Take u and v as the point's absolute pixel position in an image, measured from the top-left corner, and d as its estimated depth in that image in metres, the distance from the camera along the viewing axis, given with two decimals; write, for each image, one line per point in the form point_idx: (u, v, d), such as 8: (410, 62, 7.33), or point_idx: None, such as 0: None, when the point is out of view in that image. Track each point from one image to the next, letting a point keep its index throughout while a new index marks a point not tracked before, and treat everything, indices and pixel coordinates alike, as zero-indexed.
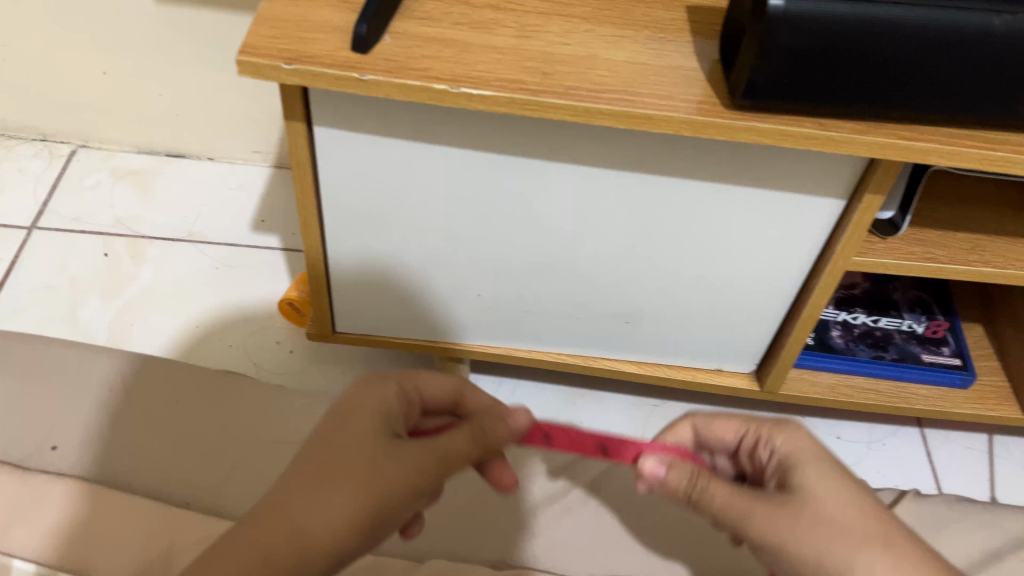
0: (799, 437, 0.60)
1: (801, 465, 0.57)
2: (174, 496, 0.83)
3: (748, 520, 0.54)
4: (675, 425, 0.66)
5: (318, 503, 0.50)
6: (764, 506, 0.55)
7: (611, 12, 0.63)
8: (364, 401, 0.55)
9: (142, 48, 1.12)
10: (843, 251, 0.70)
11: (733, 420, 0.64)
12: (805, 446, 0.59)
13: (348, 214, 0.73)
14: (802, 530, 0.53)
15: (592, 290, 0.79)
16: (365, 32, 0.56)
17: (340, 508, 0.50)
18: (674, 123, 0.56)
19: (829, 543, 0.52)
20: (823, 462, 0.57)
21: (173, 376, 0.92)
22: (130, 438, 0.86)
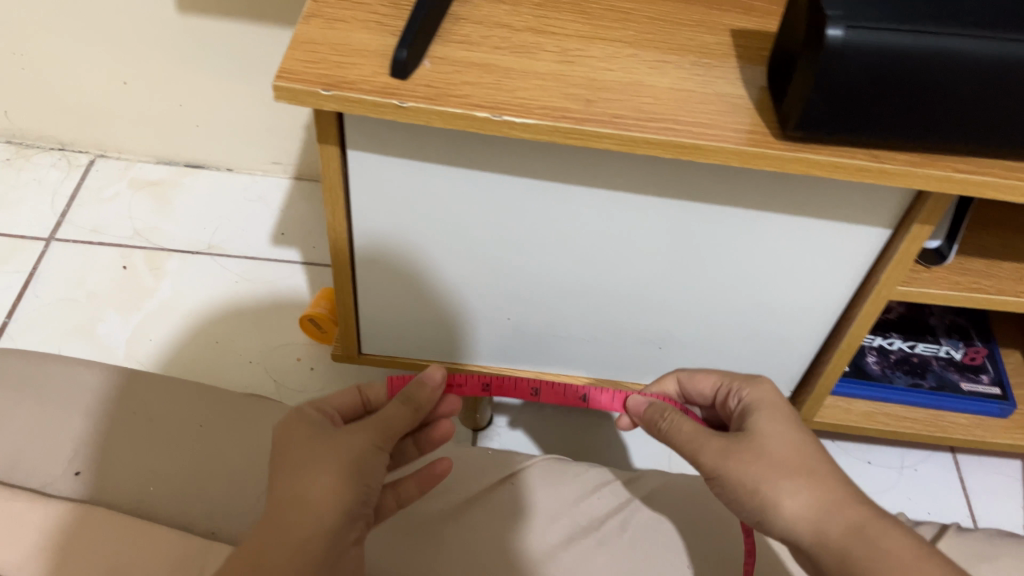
0: (768, 391, 0.66)
1: (758, 413, 0.63)
2: (194, 523, 0.71)
3: (699, 452, 0.62)
4: (662, 379, 0.75)
5: (296, 482, 0.56)
6: (712, 439, 0.62)
7: (654, 36, 0.61)
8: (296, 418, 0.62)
9: (163, 58, 1.10)
10: (887, 280, 0.68)
11: (711, 373, 0.71)
12: (763, 394, 0.65)
13: (378, 237, 0.72)
14: (742, 461, 0.60)
15: (626, 315, 0.77)
16: (405, 57, 0.54)
17: (318, 482, 0.56)
18: (723, 153, 0.55)
19: (766, 472, 0.59)
20: (776, 412, 0.63)
21: (191, 390, 0.81)
22: (139, 458, 0.74)
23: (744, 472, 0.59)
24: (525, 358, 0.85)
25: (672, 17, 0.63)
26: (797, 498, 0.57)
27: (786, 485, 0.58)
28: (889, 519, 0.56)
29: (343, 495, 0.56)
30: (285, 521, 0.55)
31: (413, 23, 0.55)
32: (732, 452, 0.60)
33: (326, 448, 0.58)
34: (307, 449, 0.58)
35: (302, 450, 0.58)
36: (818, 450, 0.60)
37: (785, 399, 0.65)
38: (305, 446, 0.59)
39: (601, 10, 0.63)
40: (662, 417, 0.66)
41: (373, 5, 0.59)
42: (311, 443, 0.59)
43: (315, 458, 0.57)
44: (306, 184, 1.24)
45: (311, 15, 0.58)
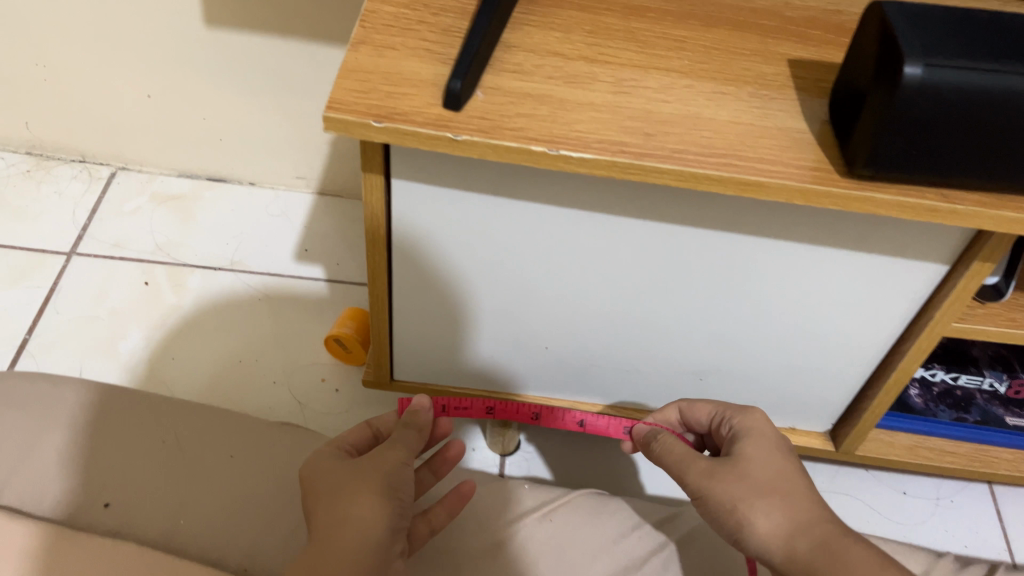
0: (756, 418, 0.68)
1: (741, 439, 0.65)
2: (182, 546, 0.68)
3: (686, 472, 0.64)
4: (665, 409, 0.76)
5: (338, 506, 0.60)
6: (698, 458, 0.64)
7: (711, 65, 0.59)
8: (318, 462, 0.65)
9: (188, 72, 1.09)
10: (942, 317, 0.66)
11: (710, 403, 0.72)
12: (754, 421, 0.67)
13: (417, 267, 0.70)
14: (727, 482, 0.62)
15: (666, 345, 0.76)
16: (459, 89, 0.52)
17: (357, 501, 0.60)
18: (787, 191, 0.53)
19: (748, 493, 0.61)
20: (764, 438, 0.65)
21: (219, 416, 0.80)
22: (126, 480, 0.72)
23: (726, 492, 0.61)
24: (560, 386, 0.84)
25: (727, 45, 0.61)
26: (772, 518, 0.60)
27: (762, 506, 0.60)
28: (851, 536, 0.59)
29: (384, 508, 0.60)
30: (337, 539, 0.58)
31: (467, 52, 0.54)
32: (717, 473, 0.62)
33: (355, 472, 0.62)
34: (335, 478, 0.62)
35: (331, 480, 0.62)
36: (801, 474, 0.63)
37: (776, 428, 0.67)
38: (334, 477, 0.63)
39: (655, 37, 0.61)
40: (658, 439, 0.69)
41: (422, 31, 0.57)
42: (341, 472, 0.63)
43: (349, 483, 0.62)
44: (328, 199, 1.23)
45: (359, 41, 0.56)
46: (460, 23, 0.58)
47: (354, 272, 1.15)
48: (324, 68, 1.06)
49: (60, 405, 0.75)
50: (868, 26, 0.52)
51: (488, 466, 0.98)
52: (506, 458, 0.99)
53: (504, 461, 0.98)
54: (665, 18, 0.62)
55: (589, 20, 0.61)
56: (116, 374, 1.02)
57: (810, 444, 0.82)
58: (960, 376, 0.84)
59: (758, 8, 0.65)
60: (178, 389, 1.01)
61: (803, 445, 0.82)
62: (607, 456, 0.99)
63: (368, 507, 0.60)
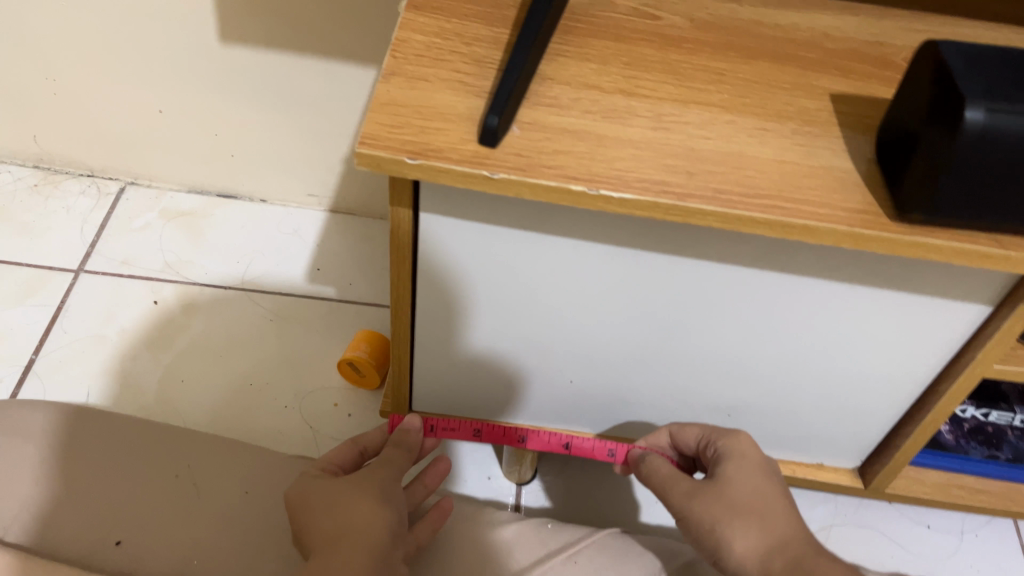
0: (743, 441, 0.69)
1: (726, 460, 0.67)
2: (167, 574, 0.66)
3: (670, 493, 0.67)
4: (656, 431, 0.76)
5: (337, 515, 0.63)
6: (681, 482, 0.67)
7: (751, 100, 0.57)
8: (307, 486, 0.67)
9: (200, 87, 1.07)
10: (983, 359, 0.64)
11: (695, 427, 0.73)
12: (740, 443, 0.68)
13: (442, 300, 0.68)
14: (706, 504, 0.64)
15: (694, 380, 0.74)
16: (497, 125, 0.50)
17: (356, 509, 0.64)
18: (835, 235, 0.51)
19: (726, 515, 0.63)
20: (750, 460, 0.67)
21: (231, 452, 0.78)
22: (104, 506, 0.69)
23: (705, 514, 0.64)
24: (581, 418, 0.82)
25: (768, 77, 0.59)
26: (748, 540, 0.62)
27: (738, 528, 0.62)
28: (829, 556, 0.61)
29: (382, 515, 0.64)
30: (340, 545, 0.61)
31: (505, 86, 0.52)
32: (697, 494, 0.65)
33: (349, 486, 0.66)
34: (330, 492, 0.65)
35: (326, 494, 0.65)
36: (779, 497, 0.65)
37: (761, 450, 0.69)
38: (327, 491, 0.66)
39: (693, 69, 0.59)
40: (646, 461, 0.71)
41: (455, 62, 0.56)
42: (334, 487, 0.66)
43: (346, 495, 0.65)
44: (340, 217, 1.22)
45: (390, 72, 0.54)
46: (493, 53, 0.56)
47: (366, 292, 1.14)
48: (341, 86, 1.04)
49: (28, 426, 0.72)
50: (921, 64, 0.50)
51: (503, 496, 0.95)
52: (523, 487, 0.97)
53: (520, 490, 0.96)
54: (702, 49, 0.60)
55: (625, 51, 0.59)
56: (125, 396, 1.00)
57: (838, 481, 0.80)
58: (991, 412, 0.82)
59: (795, 39, 0.63)
60: (187, 412, 0.99)
61: (831, 482, 0.80)
62: (624, 487, 0.97)
63: (367, 515, 0.64)
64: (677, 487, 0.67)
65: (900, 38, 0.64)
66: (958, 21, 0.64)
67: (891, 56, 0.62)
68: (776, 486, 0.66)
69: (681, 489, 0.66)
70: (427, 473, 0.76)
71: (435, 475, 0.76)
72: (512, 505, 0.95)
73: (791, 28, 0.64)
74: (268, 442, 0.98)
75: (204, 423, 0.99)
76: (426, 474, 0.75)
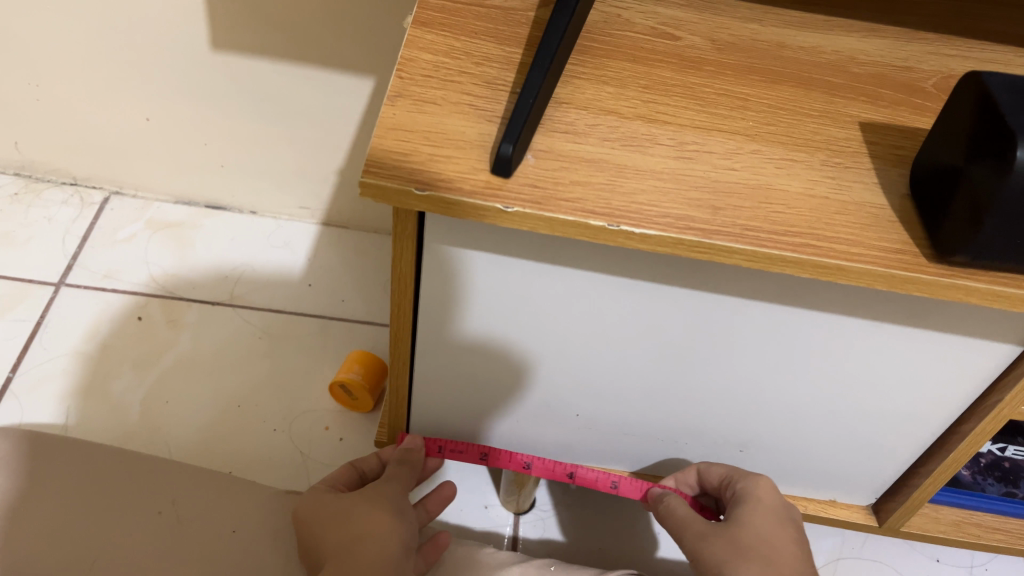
0: (765, 486, 0.69)
1: (745, 502, 0.68)
2: None
3: (683, 533, 0.67)
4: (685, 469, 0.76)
5: (351, 527, 0.65)
6: (698, 518, 0.67)
7: (778, 128, 0.54)
8: (318, 502, 0.69)
9: (189, 96, 1.03)
10: (1012, 401, 0.61)
11: (722, 466, 0.73)
12: (761, 493, 0.68)
13: (444, 332, 0.64)
14: (718, 544, 0.65)
15: (707, 416, 0.70)
16: (511, 154, 0.47)
17: (370, 524, 0.66)
18: (870, 276, 0.48)
19: (732, 555, 0.63)
20: (768, 509, 0.67)
21: (214, 485, 0.74)
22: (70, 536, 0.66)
23: (716, 553, 0.64)
24: (586, 448, 0.78)
25: (794, 104, 0.56)
26: None
27: (744, 565, 0.62)
28: None
29: (395, 532, 0.66)
30: (354, 558, 0.63)
31: (520, 111, 0.48)
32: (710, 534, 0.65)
33: (364, 498, 0.68)
34: (343, 505, 0.68)
35: (340, 507, 0.67)
36: (792, 544, 0.65)
37: (781, 499, 0.69)
38: (339, 505, 0.68)
39: (715, 94, 0.56)
40: (663, 501, 0.70)
41: (464, 83, 0.52)
42: (345, 500, 0.68)
43: (361, 507, 0.67)
44: (334, 230, 1.19)
45: (395, 94, 0.51)
46: (505, 74, 0.53)
47: (359, 309, 1.11)
48: (337, 95, 1.01)
49: None
50: (964, 95, 0.47)
51: (499, 526, 0.93)
52: (520, 517, 0.94)
53: (518, 520, 0.94)
54: (724, 72, 0.57)
55: (643, 73, 0.56)
56: (108, 416, 0.97)
57: (852, 518, 0.77)
58: (1007, 447, 0.80)
59: (819, 62, 0.59)
60: (173, 434, 0.96)
61: (844, 519, 0.77)
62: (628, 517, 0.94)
63: (381, 530, 0.66)
64: (692, 522, 0.67)
65: (929, 62, 0.60)
66: (990, 46, 0.61)
67: (920, 82, 0.58)
68: (790, 534, 0.66)
69: (697, 527, 0.67)
70: (429, 498, 0.78)
71: (436, 501, 0.78)
72: (510, 535, 0.93)
73: (813, 51, 0.60)
74: (256, 467, 0.95)
75: (191, 446, 0.96)
76: (428, 500, 0.78)
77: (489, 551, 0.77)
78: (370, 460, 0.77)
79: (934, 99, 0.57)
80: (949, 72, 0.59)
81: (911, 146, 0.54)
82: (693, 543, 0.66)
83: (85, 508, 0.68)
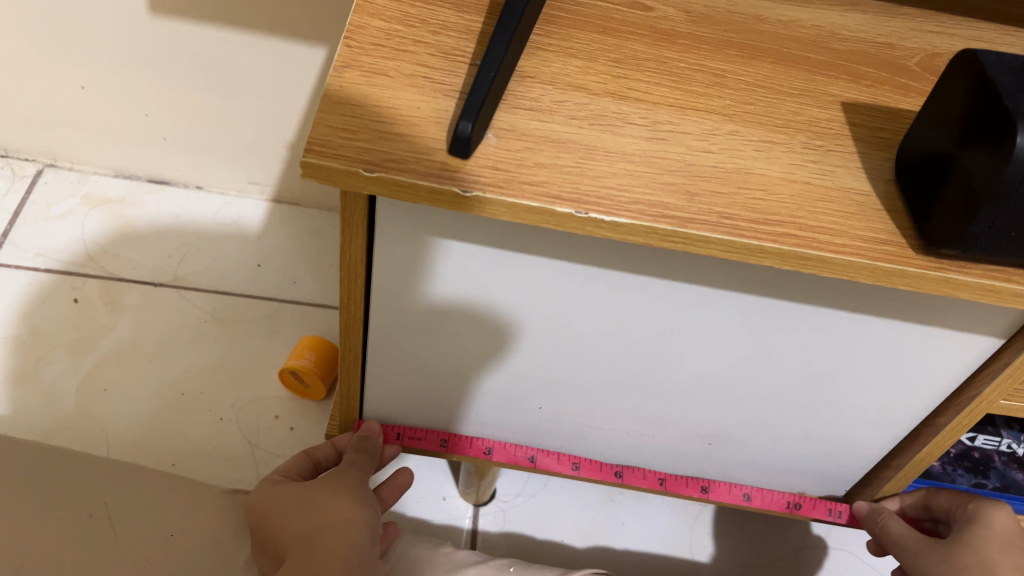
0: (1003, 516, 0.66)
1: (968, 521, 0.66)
2: None
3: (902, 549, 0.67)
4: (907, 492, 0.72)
5: (312, 513, 0.62)
6: (915, 536, 0.67)
7: (756, 107, 0.51)
8: (277, 495, 0.65)
9: (125, 65, 0.97)
10: (990, 395, 0.58)
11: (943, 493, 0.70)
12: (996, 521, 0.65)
13: (399, 320, 0.60)
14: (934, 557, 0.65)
15: (675, 410, 0.67)
16: (470, 133, 0.43)
17: (332, 507, 0.63)
18: (855, 268, 0.45)
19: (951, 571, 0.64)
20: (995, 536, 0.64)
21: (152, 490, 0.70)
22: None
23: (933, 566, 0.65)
24: (554, 448, 0.76)
25: (773, 81, 0.52)
26: None
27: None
28: None
29: (362, 515, 0.63)
30: (318, 545, 0.60)
31: (480, 86, 0.44)
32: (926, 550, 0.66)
33: (321, 483, 0.65)
34: (300, 493, 0.65)
35: (297, 495, 0.64)
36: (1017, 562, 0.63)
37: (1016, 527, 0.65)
38: (296, 494, 0.65)
39: (690, 69, 0.52)
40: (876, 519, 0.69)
41: (419, 54, 0.48)
42: (305, 490, 0.65)
43: (320, 492, 0.64)
44: (285, 208, 1.14)
45: (343, 64, 0.46)
46: (464, 45, 0.48)
47: (311, 291, 1.08)
48: (287, 66, 0.95)
49: None
50: (959, 76, 0.44)
51: (458, 518, 0.93)
52: (479, 509, 0.95)
53: (477, 512, 0.94)
54: (699, 47, 0.53)
55: (613, 46, 0.52)
56: (41, 408, 0.93)
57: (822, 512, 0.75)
58: (977, 437, 0.79)
59: (799, 37, 0.55)
60: (112, 426, 0.93)
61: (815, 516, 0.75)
62: (592, 508, 0.96)
63: (344, 512, 0.62)
64: (907, 539, 0.67)
65: (912, 39, 0.57)
66: (976, 23, 0.58)
67: (903, 60, 0.55)
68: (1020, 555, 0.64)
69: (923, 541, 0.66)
70: (384, 486, 0.74)
71: (392, 489, 0.74)
72: (468, 528, 0.93)
73: (793, 25, 0.56)
74: (200, 460, 0.92)
75: (132, 438, 0.93)
76: (384, 489, 0.74)
77: (446, 552, 0.74)
78: (326, 448, 0.73)
79: (918, 79, 0.54)
80: (934, 50, 0.56)
81: (896, 128, 0.51)
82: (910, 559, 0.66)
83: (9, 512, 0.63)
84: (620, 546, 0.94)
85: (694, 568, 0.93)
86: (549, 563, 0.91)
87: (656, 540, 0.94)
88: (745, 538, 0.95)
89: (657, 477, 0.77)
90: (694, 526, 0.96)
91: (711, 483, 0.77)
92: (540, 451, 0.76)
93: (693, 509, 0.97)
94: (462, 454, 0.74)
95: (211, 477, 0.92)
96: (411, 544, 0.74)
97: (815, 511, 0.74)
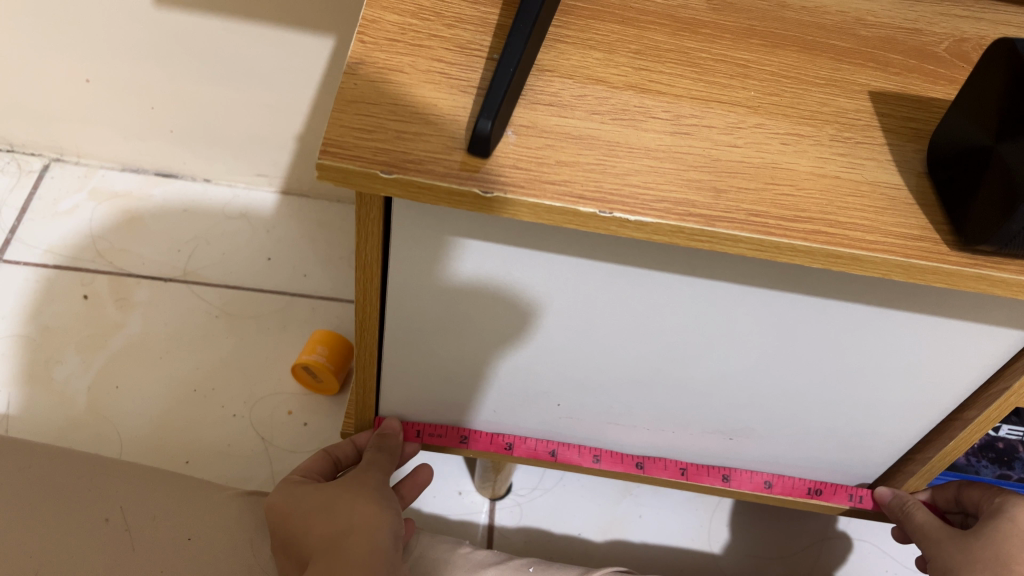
0: None
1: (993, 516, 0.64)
2: None
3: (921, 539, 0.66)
4: (944, 485, 0.71)
5: (334, 518, 0.62)
6: (938, 525, 0.65)
7: (781, 98, 0.49)
8: (295, 498, 0.65)
9: (130, 58, 0.96)
10: (1019, 390, 0.56)
11: (977, 488, 0.68)
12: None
13: (414, 319, 0.59)
14: (953, 549, 0.64)
15: (694, 408, 0.67)
16: (490, 132, 0.41)
17: (355, 512, 0.62)
18: (888, 265, 0.43)
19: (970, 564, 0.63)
20: None
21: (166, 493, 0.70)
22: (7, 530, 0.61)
23: (951, 558, 0.64)
24: (573, 441, 0.75)
25: (798, 70, 0.51)
26: None
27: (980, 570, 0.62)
28: None
29: (385, 518, 0.63)
30: (342, 554, 0.59)
31: (499, 83, 0.42)
32: (945, 542, 0.64)
33: (342, 485, 0.64)
34: (322, 496, 0.64)
35: (319, 498, 0.63)
36: None
37: None
38: (316, 496, 0.64)
39: (713, 60, 0.50)
40: (901, 506, 0.68)
41: (434, 48, 0.46)
42: (325, 491, 0.64)
43: (341, 495, 0.63)
44: (294, 199, 1.13)
45: (357, 61, 0.45)
46: (481, 38, 0.47)
47: (322, 285, 1.07)
48: (294, 57, 0.93)
49: None
50: (992, 67, 0.42)
51: (474, 513, 0.93)
52: (494, 503, 0.94)
53: (492, 506, 0.94)
54: (722, 36, 0.52)
55: (633, 37, 0.50)
56: (52, 407, 0.93)
57: None
58: (1002, 428, 0.77)
59: (823, 23, 0.53)
60: (124, 424, 0.93)
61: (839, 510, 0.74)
62: (608, 501, 0.95)
63: (367, 517, 0.62)
64: (931, 528, 0.65)
65: (942, 23, 0.55)
66: (1005, 6, 0.56)
67: (932, 46, 0.53)
68: None
69: (946, 533, 0.65)
70: (403, 484, 0.73)
71: (411, 487, 0.73)
72: (484, 523, 0.93)
73: (818, 10, 0.54)
74: (212, 456, 0.92)
75: (144, 436, 0.92)
76: (403, 486, 0.73)
77: (464, 552, 0.73)
78: (346, 447, 0.71)
79: (948, 66, 0.52)
80: (964, 34, 0.54)
81: (927, 118, 0.49)
82: (932, 550, 0.65)
83: (20, 514, 0.62)
84: (637, 539, 0.93)
85: (711, 559, 0.93)
86: (564, 558, 0.91)
87: (671, 532, 0.94)
88: (762, 529, 0.94)
89: (677, 468, 0.75)
90: (711, 519, 0.95)
91: (731, 471, 0.75)
92: (559, 444, 0.75)
93: (709, 501, 0.96)
94: (481, 449, 0.73)
95: (225, 474, 0.91)
96: (430, 545, 0.73)
97: (836, 497, 0.73)
